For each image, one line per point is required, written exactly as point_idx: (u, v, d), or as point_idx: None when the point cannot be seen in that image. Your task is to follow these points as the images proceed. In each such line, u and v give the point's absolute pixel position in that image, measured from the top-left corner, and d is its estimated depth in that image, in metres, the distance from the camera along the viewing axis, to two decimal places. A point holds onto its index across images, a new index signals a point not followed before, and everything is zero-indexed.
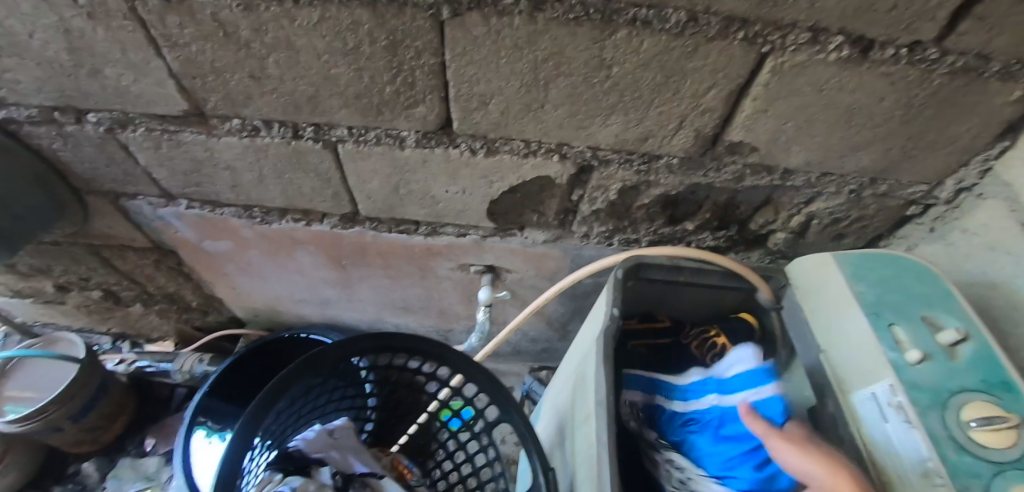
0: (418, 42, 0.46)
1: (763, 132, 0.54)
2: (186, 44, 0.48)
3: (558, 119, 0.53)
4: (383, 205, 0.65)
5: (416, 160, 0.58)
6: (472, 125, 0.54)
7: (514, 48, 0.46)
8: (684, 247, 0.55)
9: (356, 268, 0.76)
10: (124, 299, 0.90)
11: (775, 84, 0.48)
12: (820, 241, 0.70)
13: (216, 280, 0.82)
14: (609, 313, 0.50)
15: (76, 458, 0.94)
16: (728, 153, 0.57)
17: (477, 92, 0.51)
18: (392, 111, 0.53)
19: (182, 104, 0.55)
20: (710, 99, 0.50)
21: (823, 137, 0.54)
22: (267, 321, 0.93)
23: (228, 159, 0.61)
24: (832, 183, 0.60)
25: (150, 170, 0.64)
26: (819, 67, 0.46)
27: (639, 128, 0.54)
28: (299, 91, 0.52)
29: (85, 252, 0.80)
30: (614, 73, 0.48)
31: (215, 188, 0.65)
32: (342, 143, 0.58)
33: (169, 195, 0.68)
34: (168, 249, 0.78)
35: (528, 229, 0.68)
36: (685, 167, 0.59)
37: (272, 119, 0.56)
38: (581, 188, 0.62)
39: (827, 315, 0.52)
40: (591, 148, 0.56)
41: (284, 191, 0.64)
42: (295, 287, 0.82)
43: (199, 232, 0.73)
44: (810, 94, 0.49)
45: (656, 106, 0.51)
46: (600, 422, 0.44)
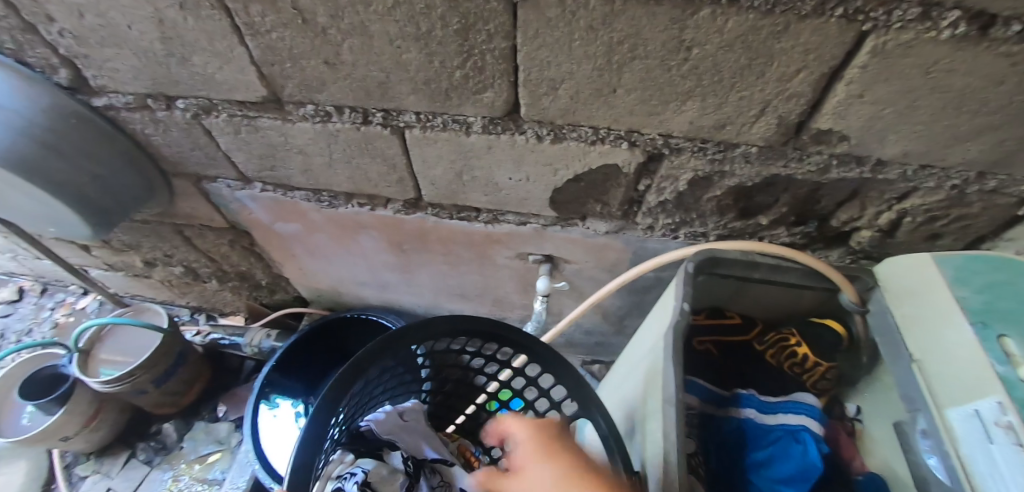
0: (490, 26, 0.45)
1: (856, 119, 0.49)
2: (267, 32, 0.50)
3: (630, 105, 0.51)
4: (445, 191, 0.65)
5: (481, 147, 0.58)
6: (539, 111, 0.53)
7: (588, 29, 0.44)
8: (764, 243, 0.51)
9: (416, 254, 0.78)
10: (202, 275, 0.96)
11: (874, 66, 0.43)
12: (911, 241, 0.64)
13: (284, 261, 0.86)
14: (678, 307, 0.48)
15: (158, 418, 1.02)
16: (813, 143, 0.53)
17: (547, 76, 0.49)
18: (460, 96, 0.53)
19: (260, 90, 0.57)
20: (798, 83, 0.46)
21: (927, 125, 0.48)
22: (329, 302, 0.97)
23: (301, 144, 0.63)
24: (932, 177, 0.55)
25: (229, 153, 0.68)
26: (928, 47, 0.41)
27: (716, 115, 0.51)
28: (370, 77, 0.53)
29: (169, 231, 0.86)
30: (693, 56, 0.45)
31: (287, 172, 0.68)
32: (409, 129, 0.58)
33: (245, 178, 0.71)
34: (242, 230, 0.83)
35: (590, 219, 0.67)
36: (764, 157, 0.55)
37: (344, 105, 0.57)
38: (649, 178, 0.60)
39: (922, 320, 0.47)
40: (663, 135, 0.54)
41: (351, 176, 0.66)
42: (357, 270, 0.85)
43: (271, 214, 0.76)
44: (915, 77, 0.44)
45: (737, 91, 0.48)
46: (666, 419, 0.42)
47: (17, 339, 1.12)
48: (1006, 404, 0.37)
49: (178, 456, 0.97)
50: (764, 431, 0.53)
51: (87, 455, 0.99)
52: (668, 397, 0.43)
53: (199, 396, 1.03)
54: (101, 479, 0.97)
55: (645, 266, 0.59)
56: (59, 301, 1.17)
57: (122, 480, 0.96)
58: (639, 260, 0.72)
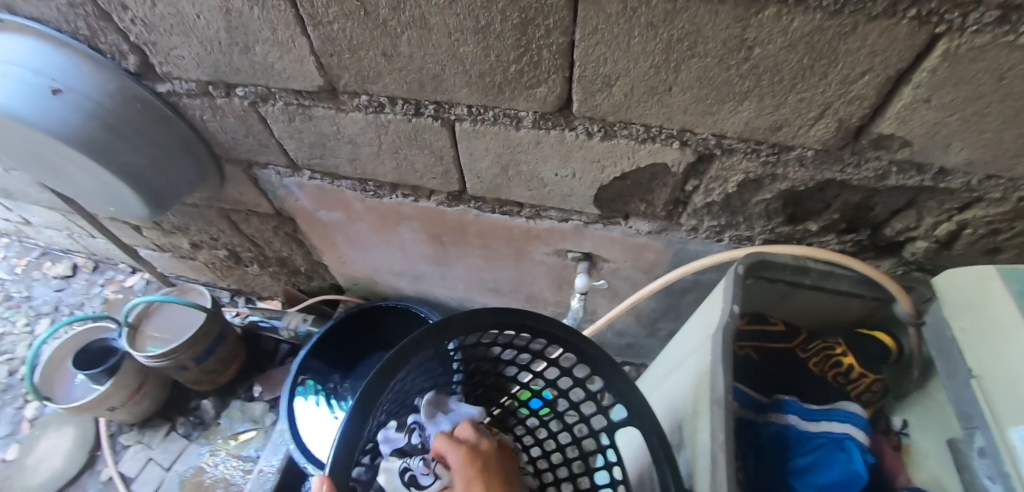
0: (549, 21, 0.46)
1: (920, 125, 0.48)
2: (329, 23, 0.51)
3: (684, 104, 0.51)
4: (490, 185, 0.66)
5: (529, 142, 0.59)
6: (591, 108, 0.53)
7: (648, 27, 0.44)
8: (816, 248, 0.50)
9: (455, 246, 0.78)
10: (244, 259, 0.99)
11: (945, 70, 0.42)
12: (970, 253, 0.61)
13: (325, 248, 0.89)
14: (726, 310, 0.47)
15: (196, 395, 1.06)
16: (872, 148, 0.52)
17: (602, 73, 0.49)
18: (513, 91, 0.54)
19: (317, 80, 0.59)
20: (862, 86, 0.45)
21: (998, 133, 0.47)
22: (364, 290, 0.99)
23: (352, 133, 0.64)
24: (998, 188, 0.52)
25: (281, 141, 0.70)
26: (1005, 52, 0.39)
27: (772, 116, 0.50)
28: (425, 69, 0.54)
29: (217, 215, 0.89)
30: (754, 55, 0.45)
31: (336, 161, 0.70)
32: (459, 122, 0.59)
33: (294, 166, 0.73)
34: (286, 216, 0.85)
35: (633, 218, 0.66)
36: (819, 161, 0.54)
37: (397, 97, 0.58)
38: (697, 178, 0.59)
39: (983, 333, 0.45)
40: (715, 136, 0.53)
41: (398, 167, 0.67)
42: (395, 260, 0.86)
43: (316, 201, 0.78)
44: (988, 83, 0.42)
45: (797, 92, 0.47)
46: (714, 421, 0.42)
47: (70, 312, 1.18)
48: None
49: (215, 432, 1.01)
50: (807, 438, 0.51)
51: (130, 425, 1.03)
52: (715, 398, 0.42)
53: (236, 376, 1.06)
54: (142, 450, 1.01)
55: (685, 269, 0.59)
56: (108, 278, 1.22)
57: (162, 452, 1.00)
58: (680, 262, 0.71)
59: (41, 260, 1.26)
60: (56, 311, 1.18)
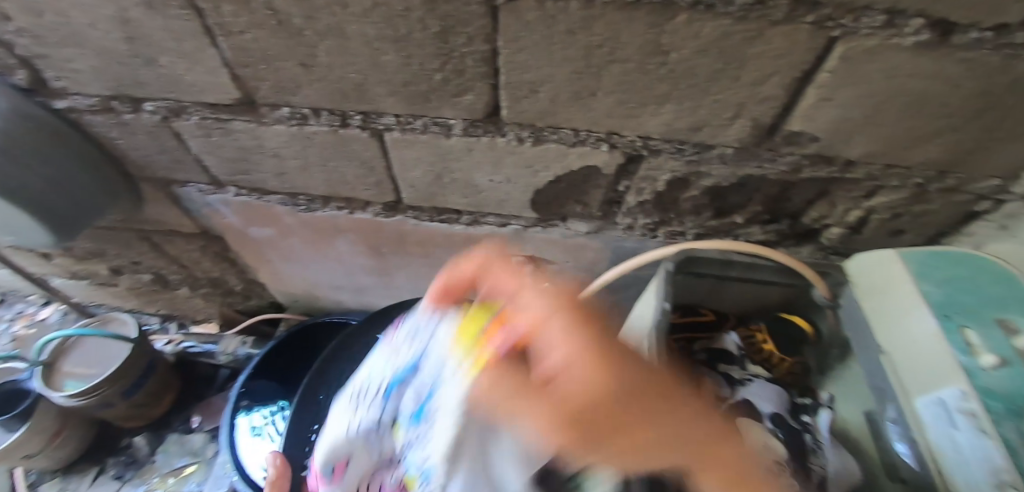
0: (469, 28, 0.45)
1: (825, 121, 0.51)
2: (240, 32, 0.49)
3: (608, 108, 0.52)
4: (425, 193, 0.65)
5: (461, 149, 0.58)
6: (519, 113, 0.53)
7: (567, 33, 0.45)
8: (739, 241, 0.52)
9: (395, 256, 0.77)
10: (173, 282, 0.93)
11: (842, 71, 0.45)
12: (875, 237, 0.66)
13: (259, 266, 0.84)
14: (657, 308, 0.48)
15: (127, 432, 0.98)
16: (784, 144, 0.55)
17: (527, 79, 0.49)
18: (439, 99, 0.53)
19: (233, 92, 0.56)
20: (770, 87, 0.48)
21: (892, 127, 0.50)
22: (306, 307, 0.95)
23: (276, 146, 0.61)
24: (895, 176, 0.57)
25: (200, 157, 0.65)
26: (891, 53, 0.42)
27: (692, 117, 0.52)
28: (347, 79, 0.52)
29: (136, 237, 0.83)
30: (670, 59, 0.46)
31: (262, 176, 0.66)
32: (388, 131, 0.57)
33: (217, 182, 0.69)
34: (215, 235, 0.80)
35: (570, 220, 0.67)
36: (738, 158, 0.57)
37: (320, 107, 0.56)
38: (628, 179, 0.60)
39: (886, 314, 0.49)
40: (641, 137, 0.55)
41: (328, 179, 0.65)
42: (334, 273, 0.83)
43: (244, 218, 0.74)
44: (878, 81, 0.45)
45: (713, 92, 0.49)
46: None
47: None
48: (968, 392, 0.40)
49: (151, 470, 0.94)
50: None
51: (50, 473, 0.95)
52: None
53: (171, 407, 0.99)
54: None
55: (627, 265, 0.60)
56: (17, 312, 1.11)
57: None
58: (619, 259, 0.73)
59: None
60: None
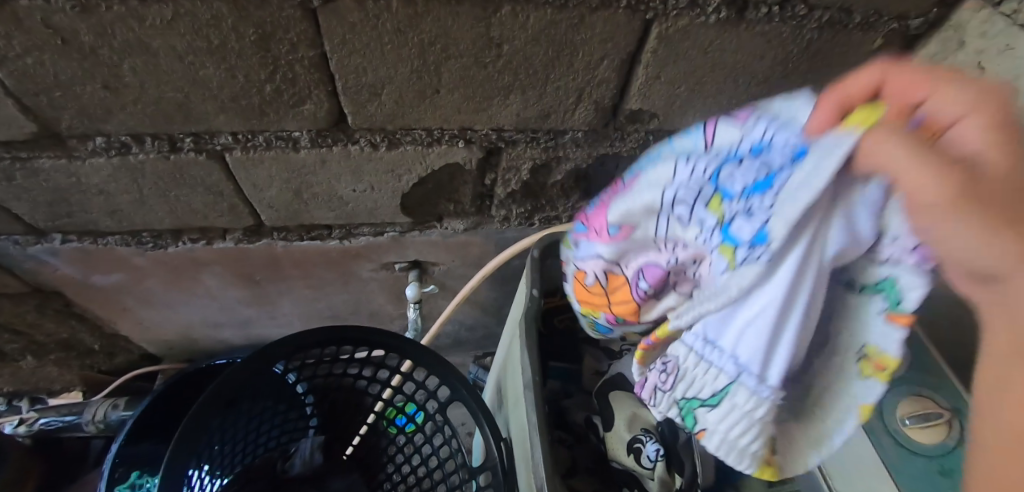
0: (291, 34, 0.43)
1: (658, 98, 0.55)
2: (18, 57, 0.42)
3: (456, 104, 0.52)
4: (287, 212, 0.61)
5: (314, 162, 0.55)
6: (367, 118, 0.51)
7: (396, 32, 0.44)
8: None
9: (272, 283, 0.72)
10: (10, 353, 0.79)
11: (662, 51, 0.49)
12: None
13: (116, 317, 0.75)
14: (528, 295, 0.49)
15: None
16: (629, 123, 0.58)
17: (366, 82, 0.48)
18: (277, 111, 0.50)
19: (28, 126, 0.48)
20: (604, 70, 0.51)
21: (715, 98, 0.56)
22: (185, 353, 0.86)
23: (100, 182, 0.55)
24: None
25: (7, 205, 0.56)
26: (698, 31, 0.47)
27: (539, 106, 0.53)
28: (166, 99, 0.47)
29: None
30: (505, 51, 0.47)
31: (92, 217, 0.58)
32: (228, 152, 0.53)
33: (36, 230, 0.60)
34: (51, 292, 0.70)
35: (447, 219, 0.66)
36: (590, 140, 0.59)
37: (142, 133, 0.51)
38: (492, 172, 0.61)
39: None
40: (495, 130, 0.55)
41: (173, 211, 0.59)
42: (208, 312, 0.76)
43: (82, 266, 0.65)
44: (694, 58, 0.50)
45: (553, 80, 0.51)
46: (528, 404, 0.43)
47: None
48: None
49: None
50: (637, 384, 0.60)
51: None
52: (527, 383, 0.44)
53: None
54: None
55: (501, 257, 0.61)
56: None
57: None
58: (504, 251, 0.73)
59: None
60: None
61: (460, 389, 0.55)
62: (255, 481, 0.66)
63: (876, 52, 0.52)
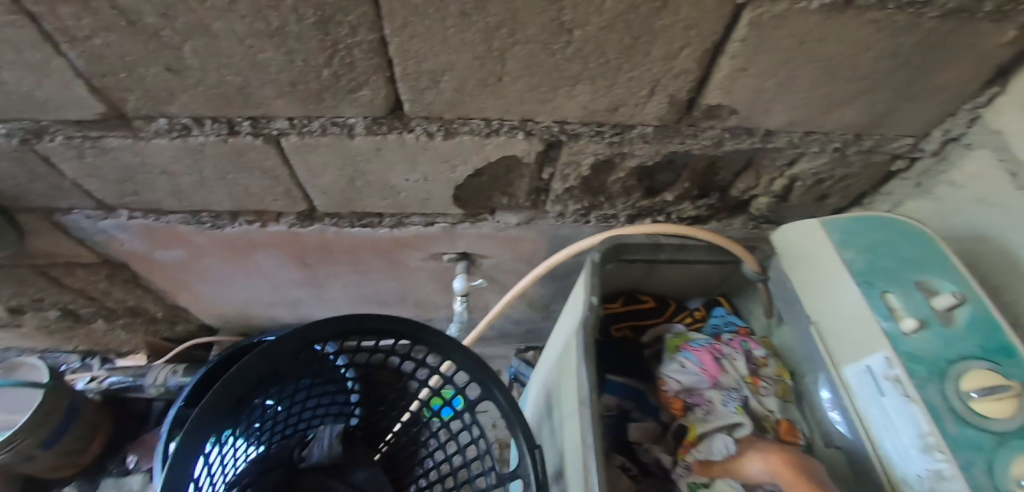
0: (351, 17, 0.40)
1: (742, 92, 0.49)
2: (87, 38, 0.42)
3: (519, 94, 0.48)
4: (340, 199, 0.60)
5: (369, 150, 0.53)
6: (425, 106, 0.49)
7: (460, 15, 0.40)
8: (666, 224, 0.50)
9: (322, 267, 0.72)
10: (85, 316, 0.85)
11: (753, 39, 0.43)
12: (802, 203, 0.67)
13: (178, 290, 0.78)
14: (586, 303, 0.46)
15: (55, 483, 0.90)
16: (705, 118, 0.53)
17: (426, 69, 0.45)
18: (335, 96, 0.48)
19: (97, 106, 0.49)
20: (683, 60, 0.45)
21: (807, 93, 0.49)
22: (240, 327, 0.89)
23: (164, 163, 0.55)
24: (815, 142, 0.56)
25: (80, 181, 0.58)
26: (799, 17, 0.40)
27: (608, 97, 0.49)
28: (226, 82, 0.47)
29: (31, 274, 0.74)
30: (575, 38, 0.43)
31: (156, 195, 0.60)
32: (284, 137, 0.52)
33: (106, 206, 0.62)
34: (120, 263, 0.73)
35: (499, 212, 0.64)
36: (660, 135, 0.54)
37: (203, 116, 0.50)
38: (551, 165, 0.57)
39: (815, 284, 0.49)
40: (558, 122, 0.52)
41: (231, 193, 0.59)
42: (261, 290, 0.77)
43: (147, 242, 0.67)
44: (789, 48, 0.44)
45: (626, 70, 0.46)
46: (584, 421, 0.40)
47: None
48: (892, 359, 0.41)
49: None
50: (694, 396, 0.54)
51: None
52: (583, 400, 0.41)
53: (103, 450, 0.92)
54: None
55: (557, 258, 0.58)
56: None
57: None
58: (556, 248, 0.70)
59: None
60: None
61: (496, 392, 0.52)
62: (271, 472, 0.65)
63: (1007, 45, 0.43)
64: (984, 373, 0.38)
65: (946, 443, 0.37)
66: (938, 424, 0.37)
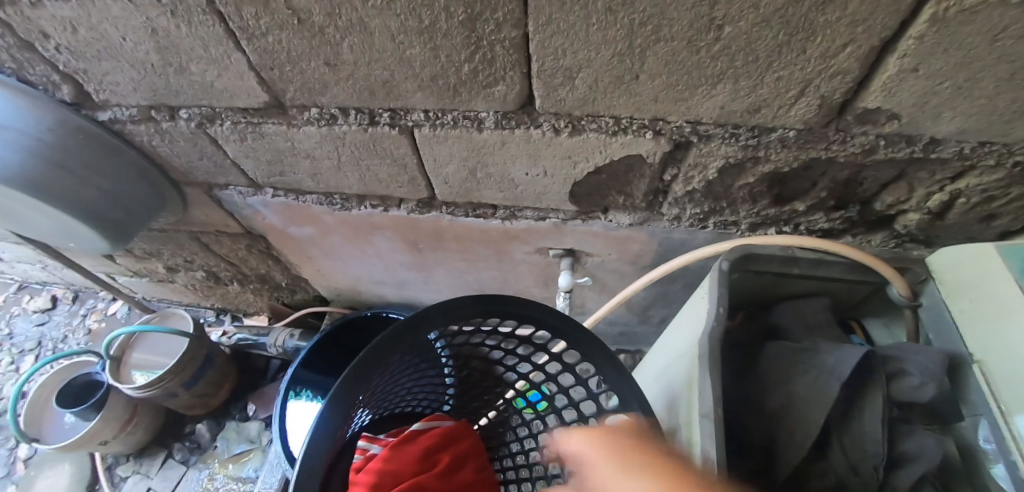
0: (498, 14, 0.41)
1: (909, 95, 0.44)
2: (263, 35, 0.47)
3: (654, 92, 0.47)
4: (460, 189, 0.62)
5: (494, 143, 0.55)
6: (556, 102, 0.49)
7: (606, 12, 0.40)
8: (805, 237, 0.48)
9: (433, 252, 0.76)
10: (224, 279, 0.96)
11: (932, 37, 0.38)
12: (962, 223, 0.58)
13: (302, 263, 0.86)
14: (712, 311, 0.44)
15: (190, 419, 1.05)
16: (858, 123, 0.48)
17: (563, 65, 0.45)
18: (470, 91, 0.50)
19: (262, 96, 0.55)
20: (844, 59, 0.41)
21: (989, 98, 0.43)
22: (349, 300, 0.97)
23: (308, 148, 0.61)
24: (991, 154, 0.49)
25: (237, 161, 0.66)
26: (997, 12, 0.35)
27: (749, 98, 0.46)
28: (373, 76, 0.50)
29: (188, 238, 0.86)
30: (725, 34, 0.40)
31: (297, 177, 0.66)
32: (418, 128, 0.55)
33: (255, 184, 0.70)
34: (258, 235, 0.82)
35: (612, 212, 0.63)
36: (802, 140, 0.50)
37: (349, 107, 0.55)
38: (675, 167, 0.56)
39: (982, 318, 0.43)
40: (690, 122, 0.50)
41: (361, 178, 0.64)
42: (374, 269, 0.83)
43: (284, 218, 0.75)
44: (979, 47, 0.38)
45: (773, 70, 0.43)
46: (703, 432, 0.39)
47: (54, 347, 1.16)
48: None
49: (212, 456, 0.99)
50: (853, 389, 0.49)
51: (127, 456, 1.02)
52: (705, 411, 0.40)
53: (229, 396, 1.05)
54: (141, 480, 1.00)
55: (671, 265, 0.57)
56: (91, 307, 1.21)
57: (161, 480, 0.99)
58: (665, 251, 0.68)
59: (21, 295, 1.25)
60: (40, 347, 1.16)
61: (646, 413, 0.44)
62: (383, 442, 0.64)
63: None
64: None
65: None
66: None
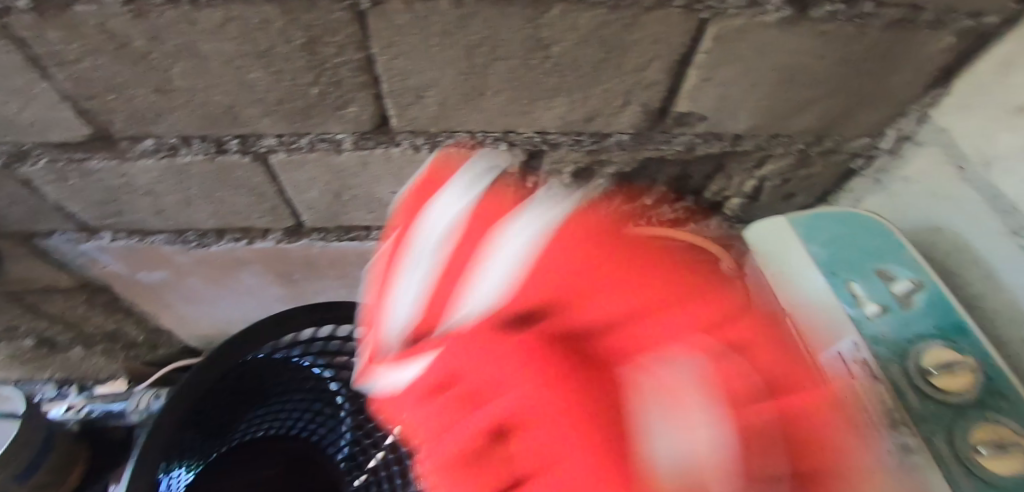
0: (338, 37, 0.42)
1: (709, 100, 0.52)
2: (75, 61, 0.43)
3: (500, 106, 0.50)
4: (327, 213, 0.61)
5: (355, 164, 0.55)
6: (409, 121, 0.51)
7: (443, 34, 0.42)
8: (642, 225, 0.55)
9: (308, 281, 0.73)
10: (61, 343, 0.83)
11: (717, 51, 0.46)
12: (771, 203, 0.70)
13: (160, 311, 0.78)
14: None
15: None
16: (676, 125, 0.56)
17: (411, 85, 0.47)
18: (321, 114, 0.50)
19: (83, 128, 0.49)
20: (653, 72, 0.48)
21: (768, 99, 0.52)
22: None
23: (148, 183, 0.56)
24: (782, 144, 0.60)
25: (62, 204, 0.58)
26: (757, 31, 0.44)
27: (584, 109, 0.52)
28: (214, 102, 0.48)
29: (5, 301, 0.72)
30: (553, 53, 0.45)
31: (140, 215, 0.60)
32: (272, 154, 0.53)
33: (88, 228, 0.62)
34: (101, 285, 0.73)
35: None
36: (636, 143, 0.58)
37: (190, 136, 0.51)
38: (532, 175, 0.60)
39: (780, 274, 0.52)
40: (539, 133, 0.55)
41: (216, 211, 0.60)
42: (245, 308, 0.78)
43: (129, 263, 0.67)
44: (751, 58, 0.47)
45: (600, 83, 0.49)
46: None
47: None
48: (859, 343, 0.44)
49: None
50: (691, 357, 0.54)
51: None
52: None
53: (80, 480, 0.89)
54: None
55: None
56: None
57: None
58: None
59: None
60: None
61: None
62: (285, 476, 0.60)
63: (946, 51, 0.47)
64: (939, 351, 0.41)
65: (910, 417, 0.39)
66: (902, 399, 0.40)
